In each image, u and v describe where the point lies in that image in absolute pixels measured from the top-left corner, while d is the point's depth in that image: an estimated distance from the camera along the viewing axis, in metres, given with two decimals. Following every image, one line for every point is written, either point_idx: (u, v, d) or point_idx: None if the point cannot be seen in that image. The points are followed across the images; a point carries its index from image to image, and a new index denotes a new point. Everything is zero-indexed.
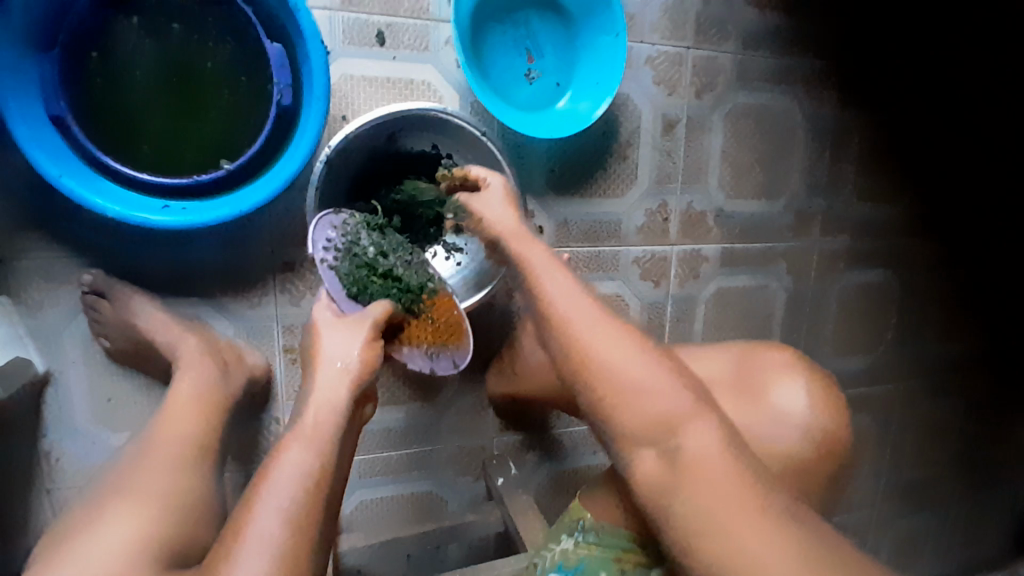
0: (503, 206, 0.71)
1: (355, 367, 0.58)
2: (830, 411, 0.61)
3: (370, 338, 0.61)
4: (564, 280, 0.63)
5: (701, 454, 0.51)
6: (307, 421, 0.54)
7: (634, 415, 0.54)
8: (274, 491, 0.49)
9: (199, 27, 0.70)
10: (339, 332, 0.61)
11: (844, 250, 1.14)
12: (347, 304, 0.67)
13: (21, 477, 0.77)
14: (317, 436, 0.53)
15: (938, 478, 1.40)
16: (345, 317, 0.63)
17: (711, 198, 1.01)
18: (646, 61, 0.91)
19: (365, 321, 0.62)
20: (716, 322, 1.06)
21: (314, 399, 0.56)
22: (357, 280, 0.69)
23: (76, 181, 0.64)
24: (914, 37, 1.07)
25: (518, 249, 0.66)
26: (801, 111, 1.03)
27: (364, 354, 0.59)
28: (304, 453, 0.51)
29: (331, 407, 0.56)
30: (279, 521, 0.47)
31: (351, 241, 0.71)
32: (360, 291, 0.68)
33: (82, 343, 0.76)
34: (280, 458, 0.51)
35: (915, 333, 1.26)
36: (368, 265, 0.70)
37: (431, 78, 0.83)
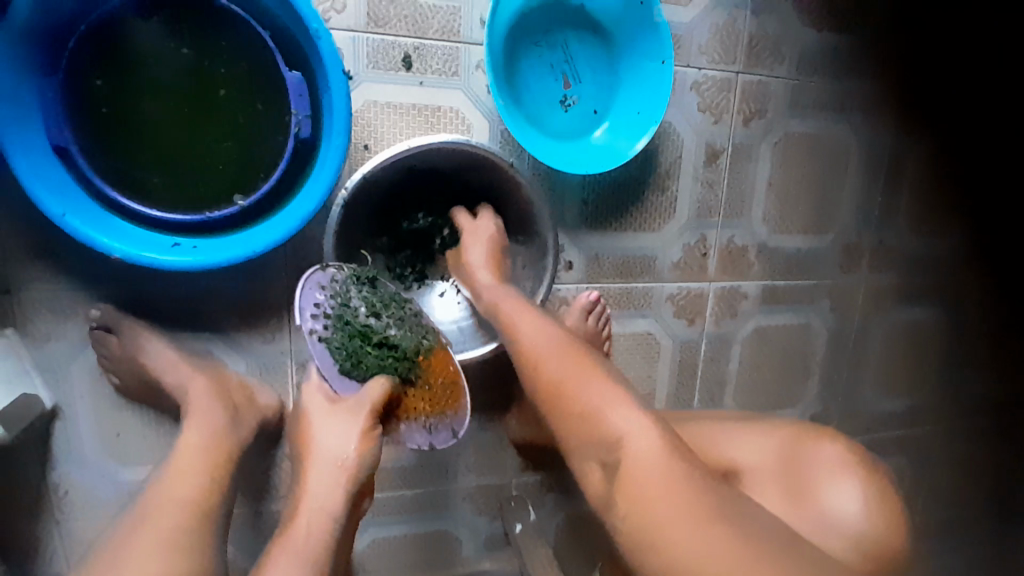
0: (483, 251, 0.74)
1: (352, 463, 0.59)
2: (887, 520, 0.56)
3: (367, 428, 0.60)
4: (534, 319, 0.64)
5: (644, 460, 0.50)
6: (297, 529, 0.55)
7: (584, 436, 0.54)
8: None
9: (212, 52, 0.66)
10: (333, 424, 0.60)
11: (893, 287, 1.06)
12: (339, 381, 0.64)
13: (28, 512, 0.75)
14: (307, 548, 0.53)
15: (978, 524, 1.32)
16: (340, 403, 0.62)
17: (753, 232, 0.94)
18: (692, 86, 0.84)
19: (362, 405, 0.61)
20: (752, 361, 1.00)
21: (304, 505, 0.56)
22: (350, 350, 0.64)
23: (82, 220, 0.60)
24: (948, 53, 0.96)
25: (491, 296, 0.68)
26: (856, 140, 0.95)
27: (360, 448, 0.59)
28: (292, 568, 0.52)
29: (324, 511, 0.56)
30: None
31: (342, 304, 0.66)
32: (354, 363, 0.64)
33: (90, 376, 0.74)
34: (265, 574, 0.52)
35: (961, 374, 1.17)
36: (361, 331, 0.65)
37: (459, 104, 0.77)
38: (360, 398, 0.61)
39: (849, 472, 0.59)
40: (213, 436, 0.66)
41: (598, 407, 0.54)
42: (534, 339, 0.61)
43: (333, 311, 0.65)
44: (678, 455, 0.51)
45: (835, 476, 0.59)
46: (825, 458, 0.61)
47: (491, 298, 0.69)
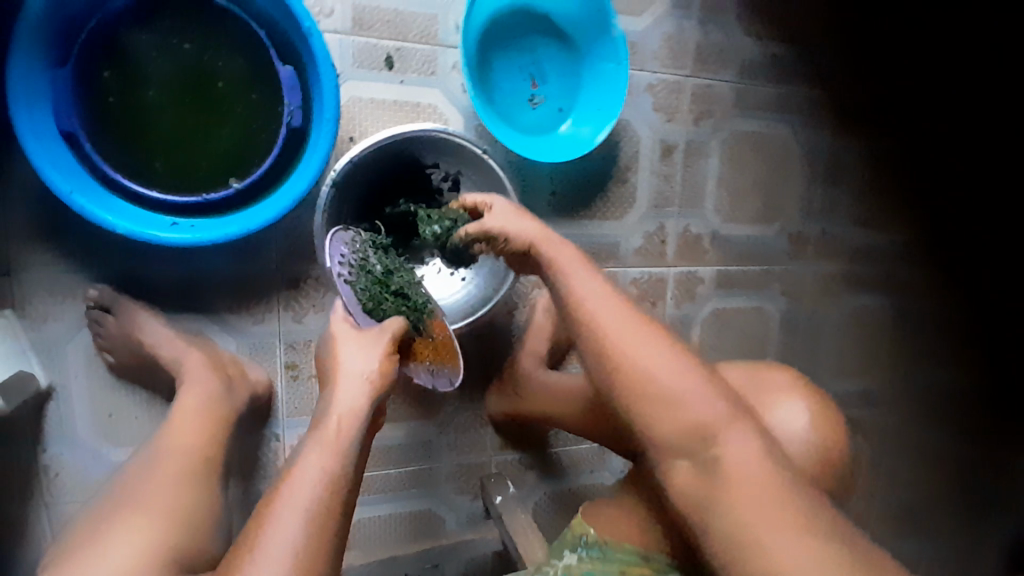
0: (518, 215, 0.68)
1: (376, 377, 0.63)
2: (822, 444, 0.64)
3: (387, 352, 0.65)
4: (588, 278, 0.64)
5: (737, 462, 0.55)
6: (329, 426, 0.59)
7: (668, 424, 0.58)
8: (295, 494, 0.53)
9: (210, 48, 0.72)
10: (358, 346, 0.65)
11: (837, 274, 1.16)
12: (361, 318, 0.71)
13: (16, 493, 0.76)
14: (338, 443, 0.58)
15: (933, 503, 1.39)
16: (364, 331, 0.67)
17: (707, 221, 1.03)
18: (647, 87, 0.94)
19: (384, 333, 0.67)
20: (712, 342, 1.08)
21: (335, 408, 0.60)
22: (369, 294, 0.73)
23: (86, 198, 0.64)
24: (874, 64, 1.09)
25: (550, 252, 0.65)
26: (796, 138, 1.06)
27: (382, 366, 0.64)
28: (326, 459, 0.56)
29: (352, 413, 0.60)
30: (300, 521, 0.52)
31: (363, 258, 0.75)
32: (373, 305, 0.72)
33: (85, 356, 0.76)
34: (301, 464, 0.56)
35: (910, 357, 1.26)
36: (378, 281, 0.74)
37: (437, 101, 0.84)
38: (382, 328, 0.67)
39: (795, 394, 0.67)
40: (209, 402, 0.71)
41: (682, 398, 0.58)
42: (600, 305, 0.61)
43: (355, 262, 0.74)
44: (766, 453, 0.57)
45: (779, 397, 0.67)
46: (772, 387, 0.69)
47: (549, 256, 0.65)
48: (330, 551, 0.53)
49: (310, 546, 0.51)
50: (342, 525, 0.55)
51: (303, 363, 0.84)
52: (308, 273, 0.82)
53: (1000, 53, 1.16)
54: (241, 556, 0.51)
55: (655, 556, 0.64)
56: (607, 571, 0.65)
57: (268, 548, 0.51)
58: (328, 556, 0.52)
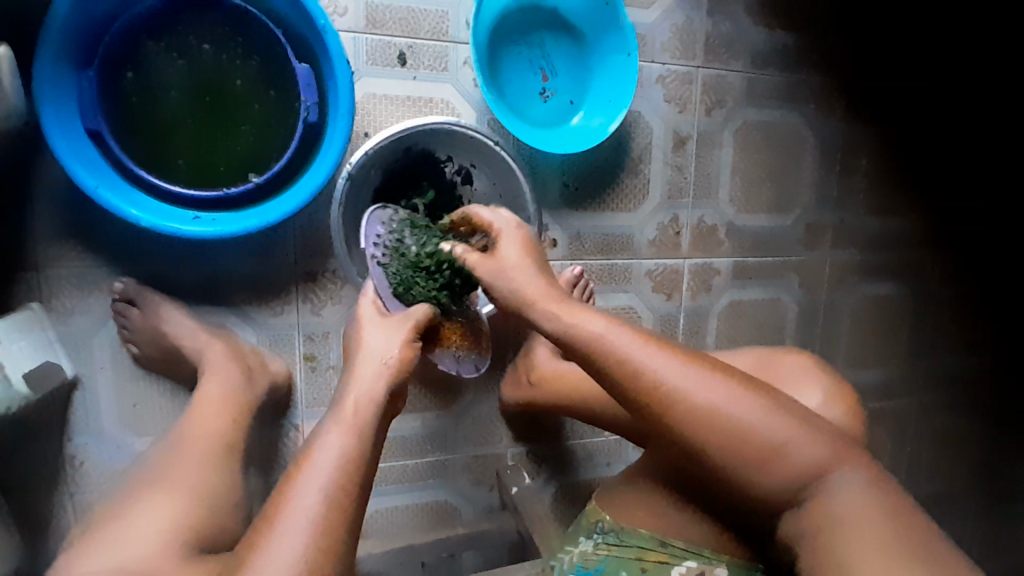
0: (522, 261, 0.65)
1: (394, 364, 0.65)
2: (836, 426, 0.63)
3: (409, 339, 0.68)
4: (628, 334, 0.58)
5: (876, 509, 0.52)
6: (347, 407, 0.61)
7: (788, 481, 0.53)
8: (315, 470, 0.55)
9: (227, 48, 0.74)
10: (382, 331, 0.69)
11: (856, 264, 1.14)
12: (391, 302, 0.76)
13: (48, 481, 0.79)
14: (357, 423, 0.59)
15: (962, 498, 1.36)
16: (389, 318, 0.71)
17: (721, 212, 1.02)
18: (657, 79, 0.94)
19: (407, 321, 0.71)
20: (729, 334, 1.07)
21: (354, 390, 0.63)
22: (402, 278, 0.77)
23: (111, 193, 0.67)
24: (889, 50, 1.08)
25: (563, 314, 0.60)
26: (809, 127, 1.05)
27: (402, 353, 0.67)
28: (344, 437, 0.58)
29: (370, 397, 0.62)
30: (317, 494, 0.53)
31: (398, 240, 0.79)
32: (404, 289, 0.77)
33: (110, 348, 0.79)
34: (320, 441, 0.58)
35: (932, 348, 1.24)
36: (414, 263, 0.77)
37: (449, 96, 0.86)
38: (407, 315, 0.71)
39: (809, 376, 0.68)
40: (230, 389, 0.74)
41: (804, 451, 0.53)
42: (644, 356, 0.56)
43: (390, 244, 0.78)
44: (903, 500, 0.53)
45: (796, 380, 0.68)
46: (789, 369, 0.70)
47: (562, 318, 0.60)
48: (346, 529, 0.53)
49: (328, 518, 0.52)
50: (359, 503, 0.55)
51: (321, 354, 0.86)
52: (326, 267, 0.84)
53: (1014, 39, 1.15)
54: (263, 525, 0.53)
55: (672, 542, 0.63)
56: (624, 558, 0.65)
57: (286, 519, 0.52)
58: (343, 530, 0.53)
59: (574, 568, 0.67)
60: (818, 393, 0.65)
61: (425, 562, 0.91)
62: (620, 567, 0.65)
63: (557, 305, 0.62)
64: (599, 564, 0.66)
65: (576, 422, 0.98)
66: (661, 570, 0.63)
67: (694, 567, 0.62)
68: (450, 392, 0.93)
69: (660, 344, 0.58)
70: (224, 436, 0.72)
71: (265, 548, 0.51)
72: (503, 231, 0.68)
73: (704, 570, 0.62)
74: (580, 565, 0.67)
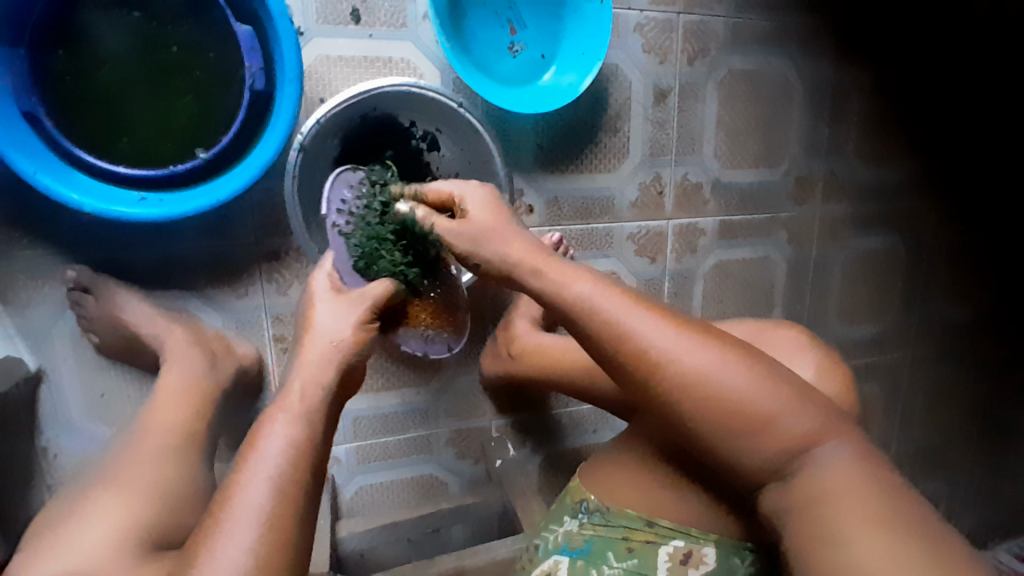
0: (491, 214, 0.63)
1: (344, 345, 0.62)
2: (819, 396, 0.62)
3: (362, 321, 0.64)
4: (622, 304, 0.56)
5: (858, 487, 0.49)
6: (294, 393, 0.58)
7: (762, 456, 0.51)
8: (260, 464, 0.52)
9: (159, 14, 0.68)
10: (333, 310, 0.65)
11: (848, 218, 1.10)
12: (351, 277, 0.72)
13: (15, 479, 0.76)
14: (304, 413, 0.56)
15: (950, 447, 1.36)
16: (343, 295, 0.67)
17: (706, 168, 0.97)
18: (635, 28, 0.87)
19: (364, 299, 0.66)
20: (715, 295, 1.04)
21: (301, 374, 0.59)
22: (363, 251, 0.71)
23: (52, 177, 0.63)
24: None
25: (561, 280, 0.58)
26: (798, 75, 0.99)
27: (354, 337, 0.62)
28: (290, 427, 0.54)
29: (315, 383, 0.59)
30: (266, 488, 0.50)
31: (364, 206, 0.73)
32: (366, 264, 0.71)
33: (71, 339, 0.75)
34: (266, 431, 0.54)
35: (924, 301, 1.21)
36: (378, 236, 0.71)
37: (409, 55, 0.80)
38: (363, 294, 0.66)
39: (793, 353, 0.66)
40: (190, 378, 0.73)
41: (770, 418, 0.51)
42: (616, 307, 0.56)
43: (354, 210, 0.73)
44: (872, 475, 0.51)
45: (786, 356, 0.66)
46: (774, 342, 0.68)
47: (556, 282, 0.58)
48: (297, 521, 0.51)
49: (276, 515, 0.50)
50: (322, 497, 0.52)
51: (291, 335, 0.83)
52: (287, 245, 0.80)
53: None
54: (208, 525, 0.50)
55: (659, 521, 0.62)
56: (610, 537, 0.64)
57: (234, 516, 0.49)
58: (299, 516, 0.51)
59: (559, 548, 0.67)
60: (800, 370, 0.64)
61: (411, 539, 0.92)
62: (607, 547, 0.64)
63: (540, 263, 0.60)
64: (585, 544, 0.65)
65: (561, 395, 0.95)
66: (647, 549, 0.62)
67: (682, 547, 0.61)
68: (429, 368, 0.90)
69: (655, 310, 0.56)
70: (182, 431, 0.70)
71: (210, 547, 0.48)
72: (464, 196, 0.65)
73: (692, 550, 0.61)
74: (565, 544, 0.67)
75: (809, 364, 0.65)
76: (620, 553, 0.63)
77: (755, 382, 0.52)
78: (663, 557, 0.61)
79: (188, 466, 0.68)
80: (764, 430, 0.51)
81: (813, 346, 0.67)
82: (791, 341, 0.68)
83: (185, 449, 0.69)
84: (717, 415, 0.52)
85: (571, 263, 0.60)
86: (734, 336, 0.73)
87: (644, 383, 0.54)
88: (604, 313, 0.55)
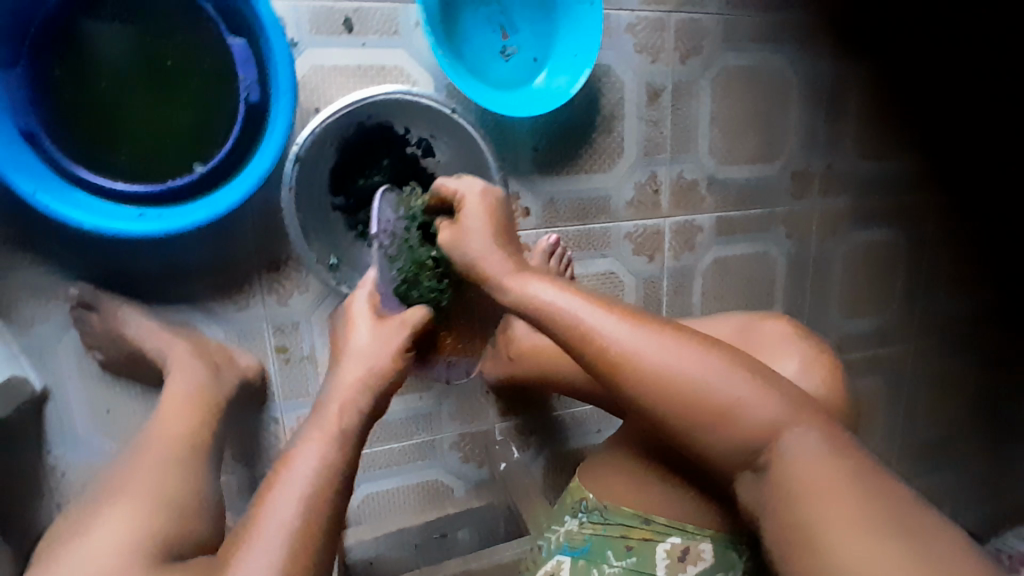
0: (479, 218, 0.69)
1: (382, 369, 0.63)
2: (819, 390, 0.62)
3: (403, 349, 0.65)
4: (578, 301, 0.59)
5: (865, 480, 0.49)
6: (330, 414, 0.58)
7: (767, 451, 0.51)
8: (292, 482, 0.52)
9: (150, 29, 0.69)
10: (375, 334, 0.66)
11: (846, 210, 1.10)
12: (389, 299, 0.75)
13: (23, 497, 0.76)
14: (336, 433, 0.56)
15: (954, 436, 1.36)
16: (384, 322, 0.67)
17: (702, 165, 0.98)
18: (627, 28, 0.88)
19: (404, 326, 0.67)
20: (715, 292, 1.04)
21: (339, 395, 0.60)
22: (405, 275, 0.76)
23: (52, 196, 0.63)
24: None
25: (518, 286, 0.63)
26: (792, 69, 0.99)
27: (394, 364, 0.64)
28: (324, 446, 0.55)
29: (352, 405, 0.59)
30: (297, 505, 0.50)
31: (407, 227, 0.76)
32: (406, 289, 0.76)
33: (75, 356, 0.76)
34: (301, 449, 0.55)
35: (924, 291, 1.21)
36: (417, 262, 0.76)
37: (402, 62, 0.80)
38: (404, 322, 0.68)
39: (793, 346, 0.66)
40: (196, 390, 0.73)
41: (769, 414, 0.52)
42: (570, 302, 0.59)
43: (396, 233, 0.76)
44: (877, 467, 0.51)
45: (787, 349, 0.67)
46: (774, 335, 0.69)
47: (514, 288, 0.63)
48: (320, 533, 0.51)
49: (303, 529, 0.50)
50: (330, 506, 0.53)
51: (294, 344, 0.83)
52: (288, 255, 0.80)
53: None
54: (237, 543, 0.50)
55: (654, 518, 0.62)
56: (609, 536, 0.64)
57: (263, 531, 0.49)
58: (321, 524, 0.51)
59: (561, 548, 0.67)
60: (800, 364, 0.64)
61: (417, 543, 0.91)
62: (606, 546, 0.64)
63: (509, 278, 0.64)
64: (584, 543, 0.65)
65: (564, 396, 0.95)
66: (645, 547, 0.62)
67: (679, 543, 0.61)
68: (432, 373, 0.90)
69: (609, 303, 0.59)
70: (190, 444, 0.70)
71: (240, 559, 0.48)
72: (467, 199, 0.71)
73: (690, 546, 0.61)
74: (566, 544, 0.67)
75: (810, 358, 0.65)
76: (618, 552, 0.63)
77: (744, 379, 0.53)
78: (661, 555, 0.62)
79: (196, 478, 0.68)
80: (765, 422, 0.51)
81: (812, 341, 0.67)
82: (792, 336, 0.68)
83: (193, 460, 0.69)
84: (719, 413, 0.52)
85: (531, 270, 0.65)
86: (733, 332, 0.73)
87: (645, 382, 0.54)
88: (560, 316, 0.59)
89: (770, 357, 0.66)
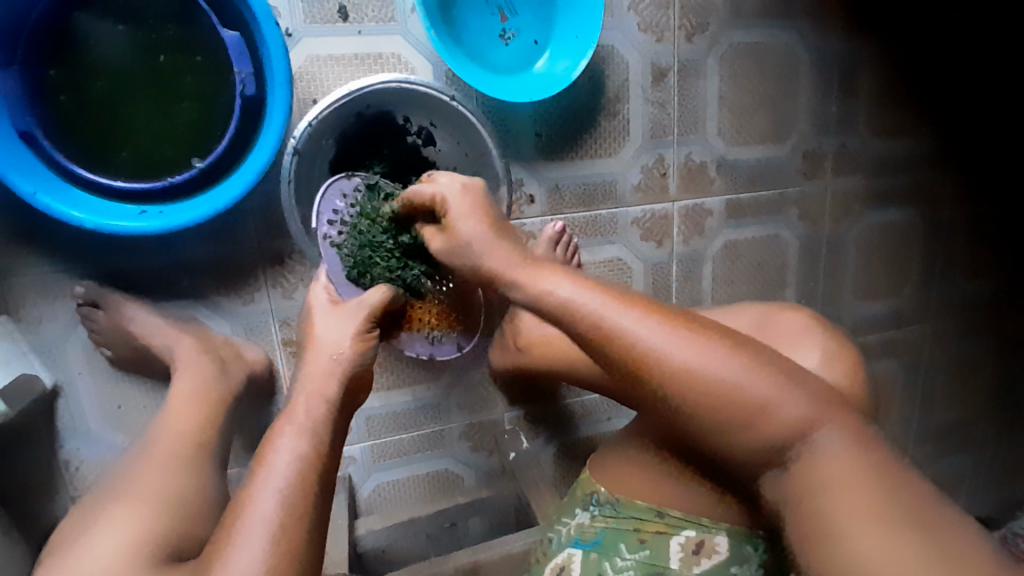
0: (471, 214, 0.65)
1: (347, 356, 0.63)
2: (834, 379, 0.60)
3: (362, 331, 0.64)
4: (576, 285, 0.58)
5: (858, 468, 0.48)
6: (298, 406, 0.58)
7: (772, 444, 0.50)
8: (270, 475, 0.52)
9: (141, 23, 0.68)
10: (334, 321, 0.65)
11: (860, 189, 1.07)
12: (344, 286, 0.74)
13: (39, 491, 0.77)
14: (311, 424, 0.57)
15: (971, 418, 1.33)
16: (342, 305, 0.68)
17: (710, 146, 0.95)
18: (631, 7, 0.85)
19: (360, 309, 0.66)
20: (725, 277, 1.02)
21: (306, 389, 0.60)
22: (356, 260, 0.74)
23: (51, 197, 0.63)
24: None
25: (534, 283, 0.59)
26: (803, 45, 0.96)
27: (354, 348, 0.63)
28: (297, 439, 0.55)
29: (318, 396, 0.59)
30: (275, 500, 0.51)
31: (357, 215, 0.75)
32: (360, 272, 0.74)
33: (84, 353, 0.76)
34: (274, 444, 0.55)
35: (941, 271, 1.18)
36: (371, 243, 0.74)
37: (400, 49, 0.78)
38: (360, 303, 0.67)
39: (806, 335, 0.65)
40: (199, 386, 0.74)
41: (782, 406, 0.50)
42: (584, 296, 0.57)
43: (347, 219, 0.75)
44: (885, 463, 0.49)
45: (801, 338, 0.65)
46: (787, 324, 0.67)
47: (534, 284, 0.59)
48: (309, 533, 0.51)
49: (287, 523, 0.50)
50: (320, 507, 0.53)
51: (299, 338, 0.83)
52: (290, 248, 0.80)
53: None
54: (220, 543, 0.50)
55: (669, 511, 0.62)
56: (622, 529, 0.64)
57: (246, 532, 0.49)
58: (309, 526, 0.51)
59: (572, 541, 0.66)
60: (816, 354, 0.62)
61: (429, 533, 0.93)
62: (619, 539, 0.64)
63: (520, 272, 0.61)
64: (597, 536, 0.65)
65: (571, 386, 0.95)
66: (659, 540, 0.62)
67: (695, 536, 0.61)
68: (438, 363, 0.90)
69: (635, 300, 0.57)
70: (194, 442, 0.71)
71: (222, 560, 0.48)
72: (447, 200, 0.66)
73: (704, 539, 0.60)
74: (577, 537, 0.66)
75: (825, 346, 0.63)
76: (632, 545, 0.63)
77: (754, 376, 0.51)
78: (676, 548, 0.61)
79: (200, 475, 0.69)
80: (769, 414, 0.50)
81: (826, 330, 0.66)
82: (805, 325, 0.67)
83: (197, 457, 0.70)
84: (721, 406, 0.51)
85: (544, 263, 0.62)
86: (746, 321, 0.72)
87: (647, 375, 0.53)
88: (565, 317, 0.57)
89: (787, 349, 0.64)
